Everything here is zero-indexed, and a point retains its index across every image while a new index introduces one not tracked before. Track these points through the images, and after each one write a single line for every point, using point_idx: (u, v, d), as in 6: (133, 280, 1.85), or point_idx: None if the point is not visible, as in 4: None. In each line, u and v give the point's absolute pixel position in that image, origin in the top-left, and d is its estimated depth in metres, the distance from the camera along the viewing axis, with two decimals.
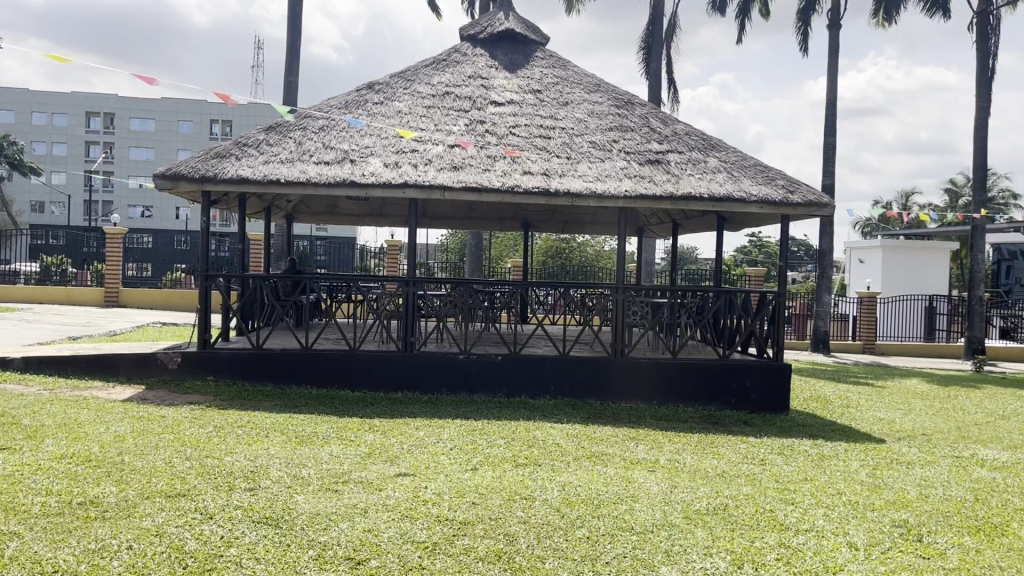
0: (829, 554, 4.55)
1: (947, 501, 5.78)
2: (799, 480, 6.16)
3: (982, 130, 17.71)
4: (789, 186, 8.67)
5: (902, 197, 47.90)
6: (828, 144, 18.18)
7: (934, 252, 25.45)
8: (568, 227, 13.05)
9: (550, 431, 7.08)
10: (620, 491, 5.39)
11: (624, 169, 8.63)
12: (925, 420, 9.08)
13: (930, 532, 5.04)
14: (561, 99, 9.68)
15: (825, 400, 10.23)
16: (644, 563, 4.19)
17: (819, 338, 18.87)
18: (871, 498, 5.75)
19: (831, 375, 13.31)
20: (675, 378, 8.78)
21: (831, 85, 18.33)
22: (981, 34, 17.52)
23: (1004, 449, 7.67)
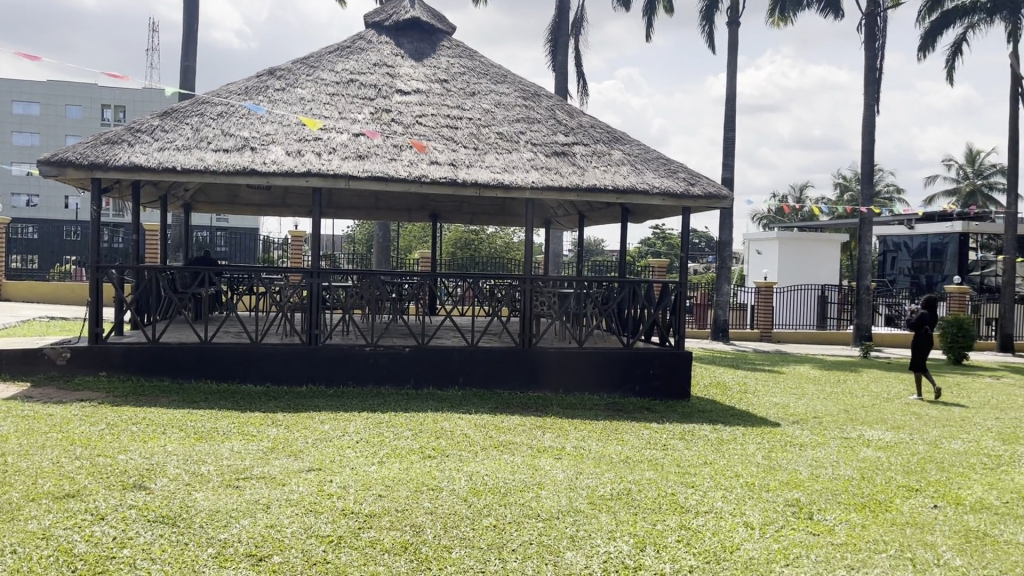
0: (726, 535, 4.71)
1: (836, 480, 6.07)
2: (698, 463, 6.36)
3: (870, 127, 18.59)
4: (690, 179, 8.91)
5: (797, 191, 49.85)
6: (727, 138, 18.74)
7: (825, 244, 26.63)
8: (474, 218, 13.06)
9: (457, 422, 7.08)
10: (527, 479, 5.44)
11: (531, 160, 8.68)
12: (816, 404, 9.52)
13: (820, 510, 5.29)
14: (468, 90, 9.65)
15: (724, 386, 10.58)
16: (549, 548, 4.25)
17: (719, 326, 19.48)
18: (766, 479, 5.99)
19: (729, 362, 13.77)
20: (580, 367, 8.92)
21: (730, 81, 18.89)
22: (869, 35, 18.39)
23: (887, 430, 8.11)
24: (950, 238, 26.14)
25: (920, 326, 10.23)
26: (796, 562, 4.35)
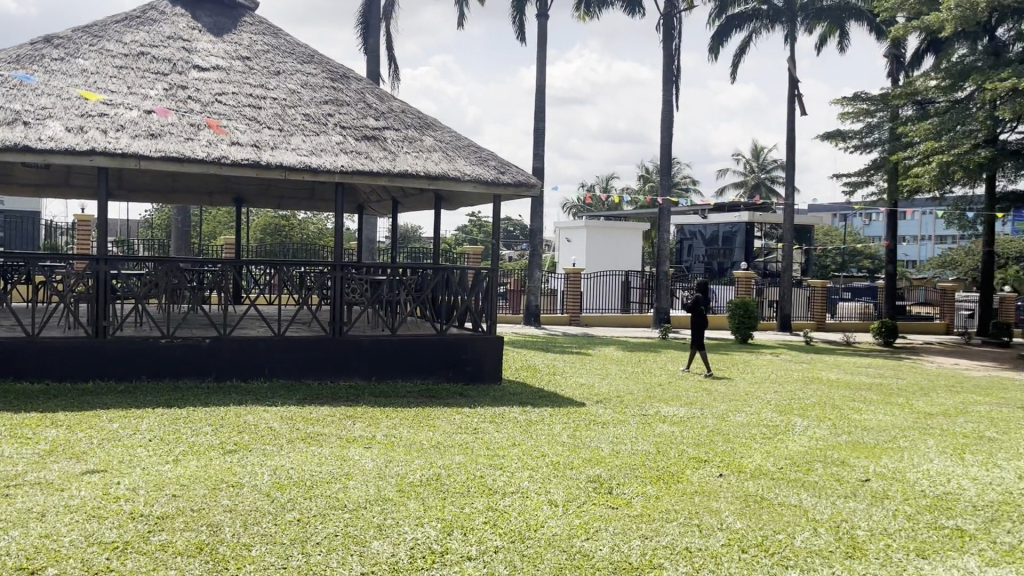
0: (532, 513, 4.84)
1: (634, 455, 6.42)
2: (507, 445, 6.50)
3: (668, 121, 19.73)
4: (500, 167, 9.05)
5: (603, 181, 52.17)
6: (537, 128, 19.24)
7: (629, 232, 28.04)
8: (282, 202, 12.59)
9: (261, 415, 6.81)
10: (334, 470, 5.33)
11: (340, 144, 8.48)
12: (618, 384, 10.02)
13: (619, 484, 5.57)
14: (272, 69, 9.26)
15: (534, 369, 10.88)
16: (355, 539, 4.19)
17: (530, 312, 20.01)
18: (570, 458, 6.22)
19: (540, 346, 14.20)
20: (393, 354, 8.84)
21: (540, 72, 19.39)
22: (666, 34, 19.49)
23: (681, 406, 8.67)
24: (739, 227, 28.32)
25: (695, 307, 11.00)
26: (595, 535, 4.56)
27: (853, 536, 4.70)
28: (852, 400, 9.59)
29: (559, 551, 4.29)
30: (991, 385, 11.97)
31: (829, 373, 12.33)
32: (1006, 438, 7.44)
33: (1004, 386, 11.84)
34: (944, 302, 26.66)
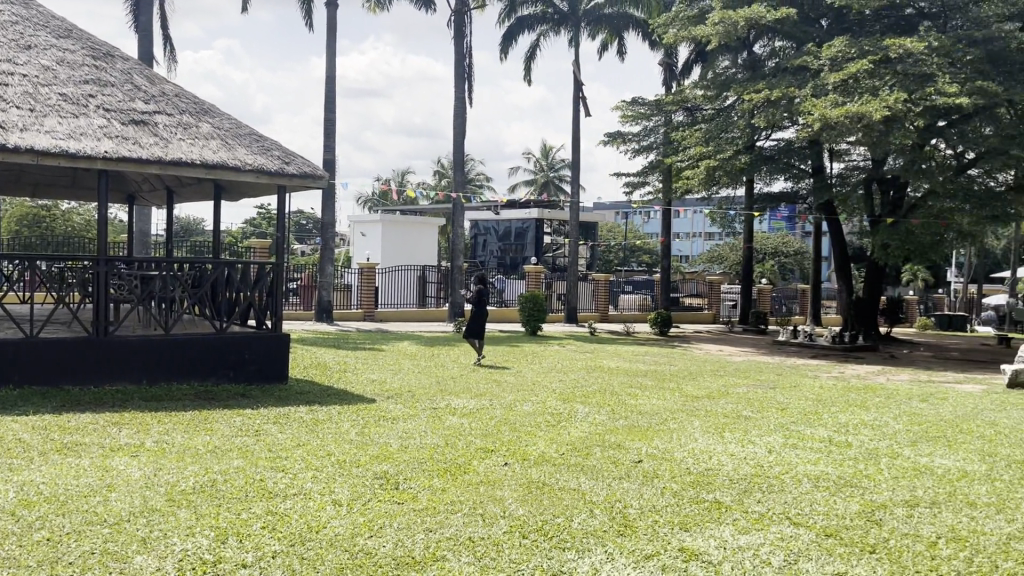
0: (313, 514, 4.71)
1: (422, 449, 6.42)
2: (291, 446, 6.28)
3: (460, 117, 19.94)
4: (284, 158, 8.73)
5: (398, 175, 51.93)
6: (327, 119, 18.77)
7: (423, 226, 28.13)
8: (37, 190, 11.40)
9: (9, 426, 6.12)
10: (94, 482, 4.90)
11: (103, 128, 7.80)
12: (409, 378, 10.00)
13: (405, 479, 5.54)
14: (20, 41, 8.33)
15: (323, 367, 10.61)
16: (115, 556, 3.87)
17: (322, 307, 19.47)
18: (357, 455, 6.12)
19: (331, 342, 13.88)
20: (168, 355, 8.28)
21: (329, 62, 18.93)
22: (457, 31, 19.69)
23: (471, 398, 8.80)
24: (529, 224, 29.44)
25: (479, 300, 11.24)
26: (378, 532, 4.50)
27: (625, 515, 4.97)
28: (629, 386, 10.18)
29: (341, 551, 4.20)
30: (749, 368, 13.17)
31: (610, 361, 13.02)
32: (759, 416, 8.20)
33: (759, 369, 13.07)
34: (712, 294, 29.06)
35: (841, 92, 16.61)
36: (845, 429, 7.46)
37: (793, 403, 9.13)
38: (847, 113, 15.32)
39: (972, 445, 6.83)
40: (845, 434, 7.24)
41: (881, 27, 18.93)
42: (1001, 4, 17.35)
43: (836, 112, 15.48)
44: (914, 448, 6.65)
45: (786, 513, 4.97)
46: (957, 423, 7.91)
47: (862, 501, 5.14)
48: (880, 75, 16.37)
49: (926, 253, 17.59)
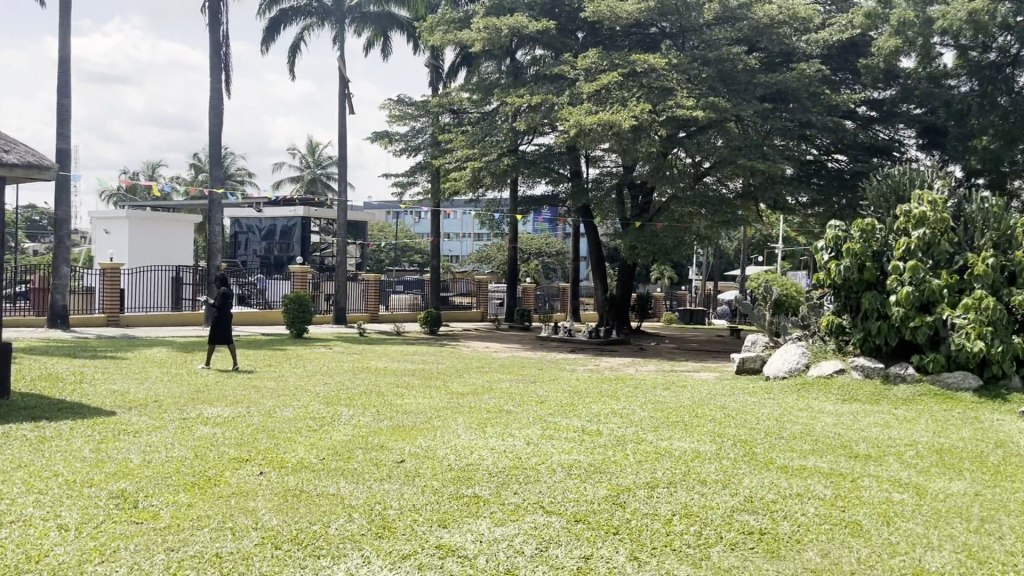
0: (34, 544, 4.21)
1: (168, 463, 5.96)
2: (10, 469, 5.58)
3: (216, 109, 18.88)
4: (3, 145, 7.77)
5: (149, 169, 48.28)
6: (62, 105, 17.01)
7: (178, 224, 26.35)
8: None
9: None
10: None
11: None
12: (158, 387, 9.27)
13: (146, 496, 5.11)
14: None
15: (56, 378, 9.57)
16: None
17: (57, 313, 17.45)
18: (90, 474, 5.56)
19: (66, 351, 12.57)
20: None
21: (63, 42, 17.16)
22: (213, 18, 18.63)
23: (227, 406, 8.33)
24: (295, 222, 28.86)
25: (223, 302, 10.68)
26: (111, 557, 4.11)
27: (384, 517, 4.89)
28: (395, 386, 10.13)
29: None
30: (512, 364, 13.62)
31: (377, 362, 12.91)
32: (520, 410, 8.48)
33: (521, 365, 13.55)
34: (480, 293, 29.81)
35: (594, 101, 17.67)
36: (597, 419, 7.90)
37: (551, 396, 9.54)
38: (599, 121, 16.29)
39: (705, 427, 7.50)
40: (596, 423, 7.66)
41: (630, 42, 20.38)
42: (731, 30, 18.62)
43: (590, 120, 16.41)
44: (656, 434, 7.16)
45: (540, 502, 5.16)
46: (693, 408, 8.67)
47: (608, 486, 5.45)
48: (628, 87, 17.64)
49: (669, 253, 19.12)
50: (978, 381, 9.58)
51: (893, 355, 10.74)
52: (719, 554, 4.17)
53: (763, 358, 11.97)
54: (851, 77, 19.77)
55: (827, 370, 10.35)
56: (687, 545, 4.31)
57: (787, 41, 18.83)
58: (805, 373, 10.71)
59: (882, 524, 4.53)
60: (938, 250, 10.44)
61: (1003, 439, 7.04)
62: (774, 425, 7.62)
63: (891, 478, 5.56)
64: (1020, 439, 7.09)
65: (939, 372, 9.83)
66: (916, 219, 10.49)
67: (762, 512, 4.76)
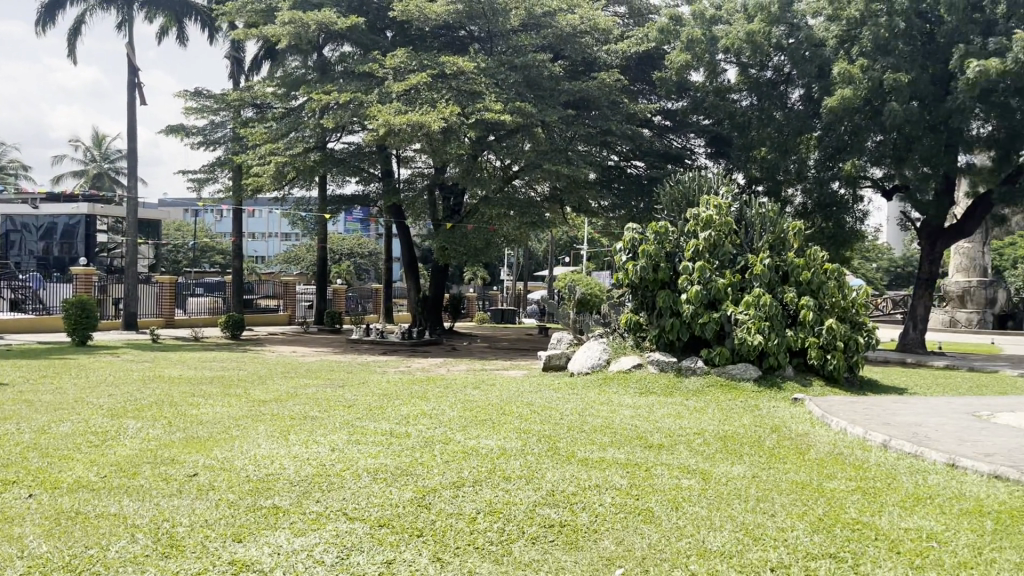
0: None
1: None
2: None
3: None
4: None
5: None
6: None
7: None
8: None
9: None
10: None
11: None
12: None
13: None
14: None
15: None
16: None
17: None
18: None
19: None
20: None
21: None
22: None
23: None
24: (77, 219, 26.75)
25: None
26: None
27: (172, 535, 4.52)
28: (190, 395, 9.53)
29: None
30: (319, 367, 13.26)
31: (171, 370, 12.10)
32: (325, 415, 8.22)
33: (329, 369, 13.21)
34: (287, 296, 28.82)
35: (404, 101, 17.60)
36: (405, 421, 7.82)
37: (359, 399, 9.35)
38: (409, 121, 16.21)
39: (511, 424, 7.62)
40: (405, 425, 7.57)
41: (438, 44, 20.48)
42: (534, 37, 19.19)
43: (399, 120, 16.26)
44: (464, 433, 7.19)
45: (343, 509, 4.87)
46: (500, 405, 8.80)
47: (414, 488, 5.27)
48: (437, 88, 17.74)
49: (477, 253, 19.35)
50: (758, 371, 10.41)
51: (684, 350, 11.45)
52: (520, 549, 4.18)
53: (568, 355, 12.38)
54: (647, 88, 20.96)
55: (625, 365, 10.86)
56: (489, 542, 4.28)
57: (588, 49, 19.59)
58: (607, 369, 11.18)
59: (672, 509, 4.77)
60: (722, 251, 11.25)
61: (778, 425, 7.68)
62: (576, 420, 7.88)
63: (680, 466, 5.90)
64: (791, 423, 7.77)
65: (724, 364, 10.60)
66: (703, 221, 11.31)
67: (563, 505, 4.86)
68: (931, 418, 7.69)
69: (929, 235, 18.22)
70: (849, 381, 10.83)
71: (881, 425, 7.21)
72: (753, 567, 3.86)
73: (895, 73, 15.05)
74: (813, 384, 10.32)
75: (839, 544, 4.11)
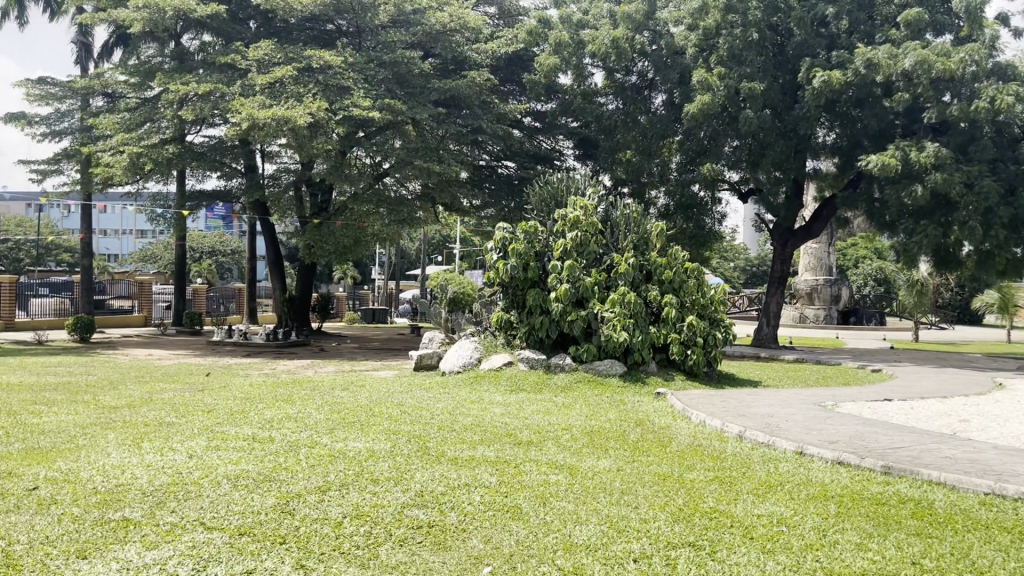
0: None
1: None
2: None
3: None
4: None
5: None
6: None
7: None
8: None
9: None
10: None
11: None
12: None
13: None
14: None
15: None
16: None
17: None
18: None
19: None
20: None
21: None
22: None
23: None
24: None
25: None
26: None
27: (6, 554, 4.14)
28: (31, 403, 8.85)
29: None
30: (178, 371, 12.65)
31: (10, 377, 11.21)
32: (183, 421, 7.83)
33: (188, 372, 12.63)
34: (142, 296, 27.30)
35: (268, 94, 17.05)
36: (268, 425, 7.55)
37: (219, 404, 8.95)
38: (273, 115, 15.69)
39: (380, 426, 7.49)
40: (268, 429, 7.31)
41: (304, 37, 19.96)
42: (404, 34, 19.04)
43: (263, 113, 15.72)
44: (331, 435, 7.01)
45: (201, 519, 4.63)
46: (369, 406, 8.66)
47: (278, 494, 5.07)
48: (304, 82, 17.35)
49: (345, 251, 18.95)
50: (623, 367, 10.71)
51: (553, 347, 11.63)
52: (387, 552, 4.10)
53: (438, 354, 12.33)
54: (517, 88, 21.18)
55: (496, 363, 10.92)
56: (356, 546, 4.18)
57: (458, 48, 19.61)
58: (477, 367, 11.21)
59: (539, 505, 4.82)
60: (589, 251, 11.50)
61: (642, 418, 7.92)
62: (446, 418, 7.85)
63: (548, 462, 5.98)
64: (654, 416, 8.04)
65: (591, 360, 10.85)
66: (571, 222, 11.51)
67: (432, 506, 4.81)
68: (781, 409, 8.13)
69: (780, 236, 19.30)
70: (708, 375, 11.32)
71: (736, 416, 7.56)
72: (616, 559, 3.94)
73: (750, 81, 15.81)
74: (675, 379, 10.72)
75: (698, 533, 4.26)
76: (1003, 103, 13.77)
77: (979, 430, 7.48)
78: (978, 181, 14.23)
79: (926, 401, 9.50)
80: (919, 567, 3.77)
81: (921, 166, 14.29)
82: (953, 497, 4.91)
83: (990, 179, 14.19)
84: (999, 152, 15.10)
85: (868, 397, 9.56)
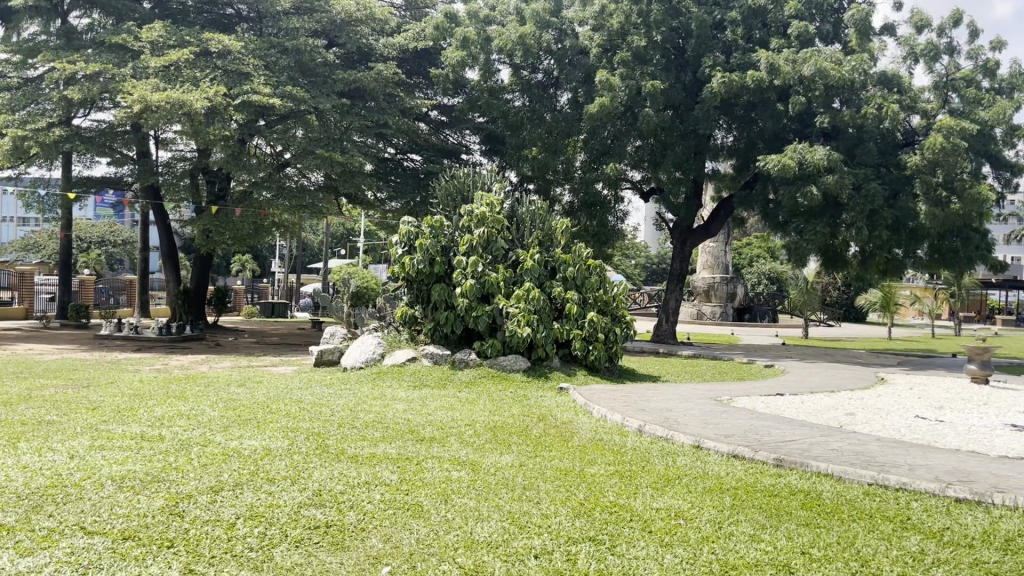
0: None
1: None
2: None
3: None
4: None
5: None
6: None
7: None
8: None
9: None
10: None
11: None
12: None
13: None
14: None
15: None
16: None
17: None
18: None
19: None
20: None
21: None
22: None
23: None
24: None
25: None
26: None
27: None
28: None
29: None
30: (60, 367, 11.97)
31: None
32: (65, 419, 7.39)
33: (72, 367, 11.95)
34: (22, 287, 25.91)
35: (162, 77, 16.39)
36: (156, 423, 7.21)
37: (105, 401, 8.51)
38: (167, 98, 15.07)
39: (277, 423, 7.26)
40: (157, 428, 6.99)
41: (202, 20, 19.41)
42: (307, 21, 18.63)
43: (157, 97, 15.08)
44: (225, 434, 6.75)
45: (81, 523, 4.37)
46: (266, 403, 8.40)
47: (166, 496, 4.84)
48: (200, 67, 16.83)
49: (243, 239, 18.28)
50: (527, 363, 10.79)
51: (458, 342, 11.58)
52: (282, 553, 3.96)
53: (341, 349, 12.10)
54: (423, 81, 21.01)
55: (400, 360, 10.78)
56: (249, 549, 4.02)
57: (363, 39, 19.27)
58: (380, 363, 11.06)
59: (440, 502, 4.76)
60: (495, 246, 11.47)
61: (545, 413, 7.96)
62: (346, 416, 7.67)
63: (450, 458, 5.92)
64: (557, 412, 8.10)
65: (496, 356, 10.85)
66: (478, 218, 11.44)
67: (329, 505, 4.68)
68: (678, 404, 8.31)
69: (680, 234, 19.77)
70: (609, 370, 11.54)
71: (635, 411, 7.69)
72: (516, 556, 3.92)
73: (653, 81, 16.10)
74: (577, 373, 10.87)
75: (598, 527, 4.29)
76: (887, 110, 14.52)
77: (863, 423, 7.83)
78: (863, 185, 14.96)
79: (815, 396, 9.88)
80: (808, 556, 3.90)
81: (813, 167, 14.90)
82: (838, 487, 5.11)
83: (876, 183, 14.92)
84: (883, 158, 15.91)
85: (761, 392, 9.91)
